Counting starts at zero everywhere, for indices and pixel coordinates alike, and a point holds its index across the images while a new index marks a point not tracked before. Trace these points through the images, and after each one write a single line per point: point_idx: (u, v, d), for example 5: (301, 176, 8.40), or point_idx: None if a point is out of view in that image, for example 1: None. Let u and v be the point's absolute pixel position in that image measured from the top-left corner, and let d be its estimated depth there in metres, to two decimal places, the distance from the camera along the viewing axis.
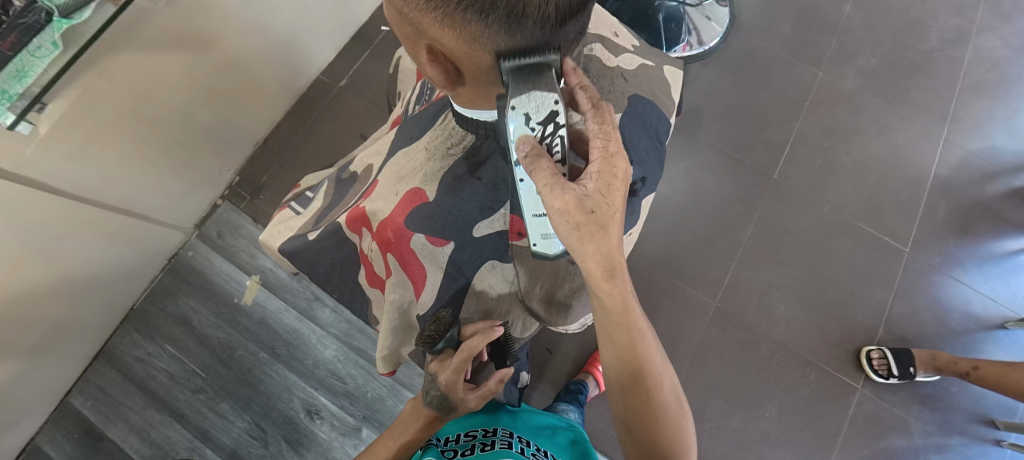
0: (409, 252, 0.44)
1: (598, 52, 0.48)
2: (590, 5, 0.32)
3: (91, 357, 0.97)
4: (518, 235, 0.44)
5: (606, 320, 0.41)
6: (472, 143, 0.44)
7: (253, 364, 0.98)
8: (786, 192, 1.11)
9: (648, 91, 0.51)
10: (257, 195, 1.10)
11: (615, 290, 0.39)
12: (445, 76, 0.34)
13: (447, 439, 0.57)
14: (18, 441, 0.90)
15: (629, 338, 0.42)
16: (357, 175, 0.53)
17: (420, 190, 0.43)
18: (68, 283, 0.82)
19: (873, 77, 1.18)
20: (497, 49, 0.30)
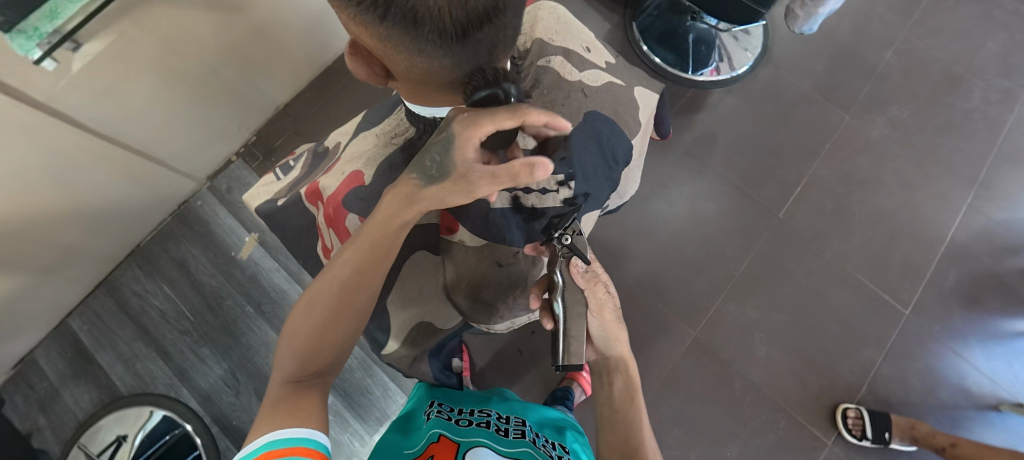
0: (343, 230, 0.49)
1: (557, 65, 0.54)
2: (504, 13, 0.31)
3: (94, 285, 1.03)
4: (447, 230, 0.55)
5: (621, 387, 0.56)
6: (412, 135, 0.49)
7: (239, 316, 1.03)
8: (789, 233, 1.08)
9: (609, 109, 0.55)
10: (269, 157, 1.14)
11: (625, 377, 0.56)
12: (372, 71, 0.35)
13: (459, 411, 0.56)
14: (18, 351, 0.96)
15: (631, 398, 0.54)
16: (327, 151, 0.58)
17: (360, 174, 0.49)
18: (81, 213, 0.88)
19: (903, 129, 1.13)
20: (403, 47, 0.30)
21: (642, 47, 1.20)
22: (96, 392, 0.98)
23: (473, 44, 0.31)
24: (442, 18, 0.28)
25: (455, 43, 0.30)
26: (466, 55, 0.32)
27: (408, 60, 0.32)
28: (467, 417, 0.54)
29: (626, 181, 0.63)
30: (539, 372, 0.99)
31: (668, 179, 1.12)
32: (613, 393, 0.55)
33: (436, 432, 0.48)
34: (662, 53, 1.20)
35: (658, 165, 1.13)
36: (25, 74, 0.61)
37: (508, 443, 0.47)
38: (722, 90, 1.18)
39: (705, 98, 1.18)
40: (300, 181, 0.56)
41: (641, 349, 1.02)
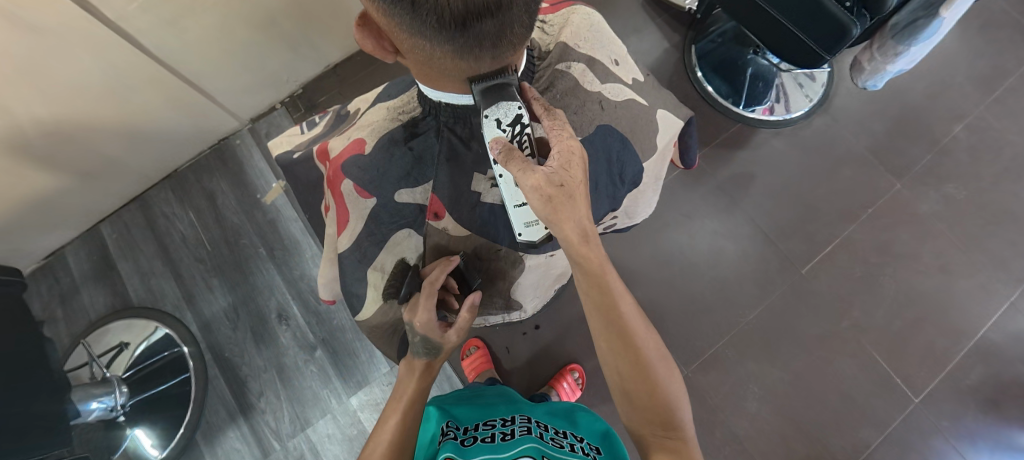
0: (338, 194, 0.50)
1: (576, 72, 0.51)
2: (510, 10, 0.30)
3: (129, 199, 1.10)
4: (434, 215, 0.49)
5: (586, 285, 0.42)
6: (416, 117, 0.50)
7: (251, 256, 1.07)
8: (807, 291, 1.03)
9: (627, 127, 0.52)
10: (310, 111, 1.18)
11: (594, 254, 0.41)
12: (376, 46, 0.35)
13: (466, 427, 0.57)
14: (51, 244, 1.04)
15: (608, 299, 0.42)
16: (348, 114, 0.60)
17: (362, 142, 0.50)
18: (129, 130, 0.94)
19: (956, 209, 1.05)
20: (404, 24, 0.30)
21: (696, 72, 1.17)
22: (111, 297, 1.05)
23: (475, 34, 0.31)
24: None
25: (454, 28, 0.29)
26: (468, 43, 0.31)
27: (410, 39, 0.31)
28: (473, 434, 0.55)
29: (635, 204, 0.63)
30: (521, 374, 0.98)
31: (693, 211, 1.09)
32: (584, 296, 0.43)
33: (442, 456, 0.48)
34: (716, 82, 1.16)
35: (687, 194, 1.10)
36: None
37: (515, 445, 0.49)
38: (770, 131, 1.14)
39: (750, 136, 1.14)
40: (319, 137, 0.59)
41: None
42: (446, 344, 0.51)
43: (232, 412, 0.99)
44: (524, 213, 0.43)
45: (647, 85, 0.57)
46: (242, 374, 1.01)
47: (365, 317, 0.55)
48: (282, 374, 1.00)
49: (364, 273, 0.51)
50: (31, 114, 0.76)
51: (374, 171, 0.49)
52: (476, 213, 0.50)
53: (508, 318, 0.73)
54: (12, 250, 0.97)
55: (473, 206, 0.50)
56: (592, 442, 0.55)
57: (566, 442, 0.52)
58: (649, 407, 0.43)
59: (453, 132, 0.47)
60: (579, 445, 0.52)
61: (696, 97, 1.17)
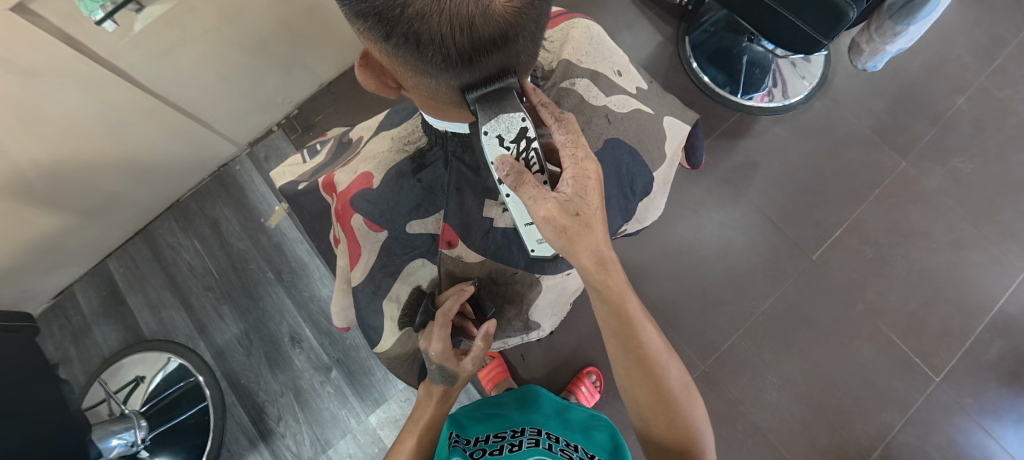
0: (350, 229, 0.50)
1: (581, 89, 0.50)
2: (515, 43, 0.29)
3: (134, 231, 1.10)
4: (447, 244, 0.49)
5: (605, 316, 0.42)
6: (422, 147, 0.49)
7: (260, 281, 1.07)
8: (819, 277, 1.02)
9: (634, 138, 0.52)
10: (307, 131, 1.17)
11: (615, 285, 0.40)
12: (377, 83, 0.34)
13: (476, 439, 0.58)
14: (59, 282, 1.04)
15: (628, 329, 0.42)
16: (350, 141, 0.59)
17: (370, 175, 0.50)
18: (129, 164, 0.94)
19: (964, 184, 1.04)
20: (409, 63, 0.29)
21: (692, 64, 1.16)
22: (123, 331, 1.05)
23: (480, 68, 0.30)
24: (446, 39, 0.27)
25: (460, 65, 0.29)
26: (474, 76, 0.31)
27: (413, 76, 0.31)
28: (483, 446, 0.56)
29: (645, 210, 0.62)
30: (538, 381, 0.98)
31: (699, 204, 1.08)
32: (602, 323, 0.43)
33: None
34: (712, 73, 1.16)
35: (691, 187, 1.09)
36: (89, 31, 0.65)
37: None
38: (771, 118, 1.13)
39: (751, 124, 1.13)
40: (323, 165, 0.58)
41: None
42: (462, 372, 0.50)
43: (253, 438, 0.99)
44: (533, 232, 0.42)
45: (651, 92, 0.57)
46: (259, 399, 1.01)
47: (383, 348, 0.56)
48: (299, 397, 1.00)
49: (379, 303, 0.52)
50: (30, 156, 0.75)
51: (383, 204, 0.49)
52: (489, 238, 0.50)
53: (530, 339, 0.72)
54: (21, 292, 0.97)
55: (486, 232, 0.49)
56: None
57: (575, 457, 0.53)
58: (669, 437, 0.44)
59: (461, 160, 0.47)
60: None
61: (693, 89, 1.16)
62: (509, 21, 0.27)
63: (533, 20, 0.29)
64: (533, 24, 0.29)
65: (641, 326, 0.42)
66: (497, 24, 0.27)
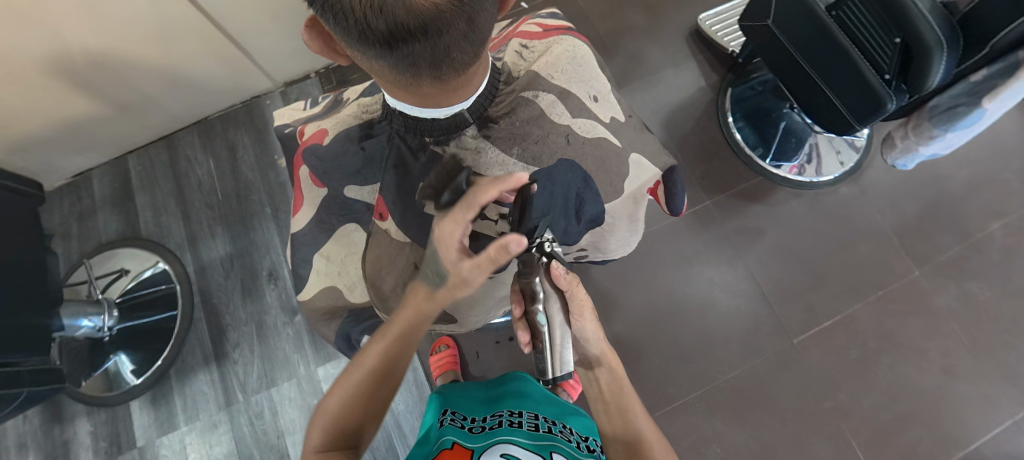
0: (298, 179, 0.56)
1: (542, 102, 0.52)
2: (437, 36, 0.30)
3: (158, 137, 1.16)
4: (378, 215, 0.52)
5: (607, 390, 0.51)
6: (374, 118, 0.52)
7: (257, 213, 1.11)
8: (794, 362, 0.99)
9: (594, 166, 0.53)
10: (341, 86, 1.19)
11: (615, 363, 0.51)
12: (325, 51, 0.36)
13: (473, 418, 0.61)
14: (81, 165, 1.11)
15: (622, 402, 0.50)
16: (342, 100, 0.61)
17: (325, 133, 0.54)
18: (170, 75, 0.98)
19: (976, 311, 0.99)
20: (338, 34, 0.31)
21: (727, 117, 1.14)
22: (124, 225, 1.11)
23: (406, 55, 0.31)
24: (362, 17, 0.28)
25: (381, 46, 0.30)
26: (400, 60, 0.32)
27: (347, 47, 0.32)
28: (481, 424, 0.59)
29: (603, 240, 0.63)
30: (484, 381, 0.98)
31: (694, 256, 1.06)
32: (604, 403, 0.50)
33: (449, 440, 0.53)
34: (745, 131, 1.13)
35: (690, 237, 1.07)
36: None
37: (521, 438, 0.53)
38: (792, 191, 1.10)
39: (770, 192, 1.10)
40: (317, 116, 0.61)
41: None
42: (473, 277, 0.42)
43: (208, 357, 1.03)
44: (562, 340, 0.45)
45: (628, 125, 0.57)
46: (224, 322, 1.05)
47: (306, 297, 0.59)
48: (260, 331, 1.03)
49: (317, 256, 0.57)
50: (81, 43, 0.81)
51: (327, 162, 0.52)
52: (419, 221, 0.51)
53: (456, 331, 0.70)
54: (44, 164, 1.04)
55: (417, 215, 0.51)
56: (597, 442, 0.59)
57: (572, 438, 0.56)
58: None
59: (405, 139, 0.49)
60: (585, 444, 0.56)
61: (722, 142, 1.14)
62: (428, 13, 0.28)
63: (462, 18, 0.30)
64: (463, 23, 0.30)
65: (633, 402, 0.50)
66: (413, 14, 0.27)
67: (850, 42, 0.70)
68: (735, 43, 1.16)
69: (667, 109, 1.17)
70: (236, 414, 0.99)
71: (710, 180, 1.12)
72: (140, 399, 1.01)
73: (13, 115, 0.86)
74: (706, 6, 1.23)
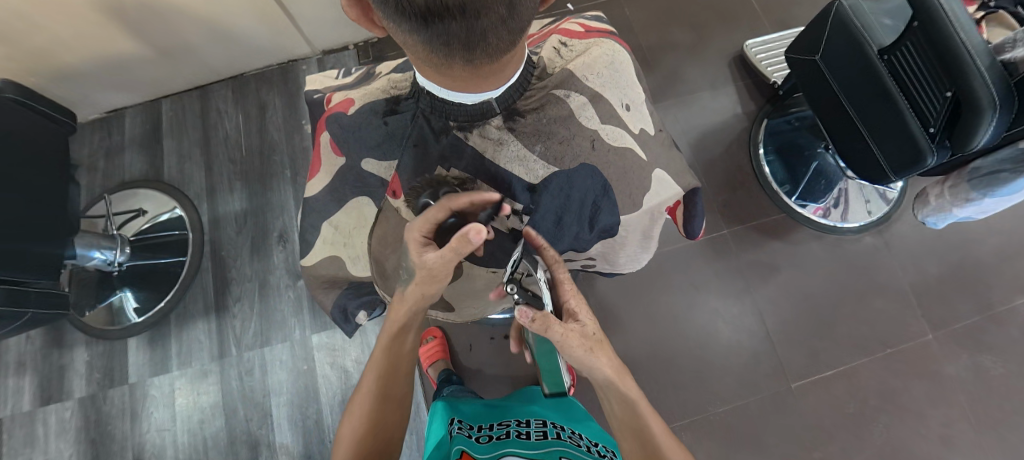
0: (319, 145, 0.56)
1: (571, 102, 0.51)
2: (473, 18, 0.29)
3: (193, 86, 1.17)
4: (392, 193, 0.52)
5: (619, 411, 0.49)
6: (401, 95, 0.51)
7: (277, 174, 1.12)
8: (789, 407, 0.97)
9: (614, 175, 0.52)
10: (377, 61, 1.19)
11: (627, 384, 0.49)
12: (361, 20, 0.36)
13: (481, 427, 0.63)
14: (116, 102, 1.14)
15: (638, 422, 0.48)
16: (374, 73, 0.62)
17: (351, 103, 0.54)
18: (213, 30, 0.99)
19: (986, 386, 0.95)
20: (376, 4, 0.31)
21: (759, 148, 1.11)
22: (148, 167, 1.14)
23: (440, 34, 0.31)
24: None
25: (417, 21, 0.30)
26: (434, 39, 0.31)
27: (384, 19, 0.32)
28: (488, 433, 0.61)
29: (612, 252, 0.62)
30: (473, 375, 0.98)
31: (702, 283, 1.04)
32: (620, 422, 0.49)
33: (458, 448, 0.54)
34: (775, 165, 1.10)
35: (702, 264, 1.05)
36: None
37: (532, 446, 0.55)
38: (813, 233, 1.07)
39: (791, 230, 1.07)
40: (347, 87, 0.61)
41: None
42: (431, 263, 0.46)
43: (208, 307, 1.05)
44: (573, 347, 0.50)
45: (656, 139, 0.56)
46: (229, 275, 1.06)
47: (309, 264, 0.59)
48: (262, 289, 1.05)
49: (326, 223, 0.57)
50: None
51: (349, 131, 0.53)
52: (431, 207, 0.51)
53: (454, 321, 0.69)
54: (81, 96, 1.06)
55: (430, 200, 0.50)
56: (606, 445, 0.61)
57: (581, 443, 0.58)
58: None
59: (428, 120, 0.48)
60: (594, 448, 0.58)
61: (749, 172, 1.11)
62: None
63: (501, 3, 0.29)
64: (503, 8, 0.30)
65: (652, 423, 0.48)
66: None
67: (899, 90, 0.68)
68: (780, 74, 1.13)
69: (698, 131, 1.15)
70: (227, 367, 1.00)
71: (731, 209, 1.09)
72: (139, 337, 1.03)
73: (60, 46, 0.89)
74: (755, 33, 1.20)
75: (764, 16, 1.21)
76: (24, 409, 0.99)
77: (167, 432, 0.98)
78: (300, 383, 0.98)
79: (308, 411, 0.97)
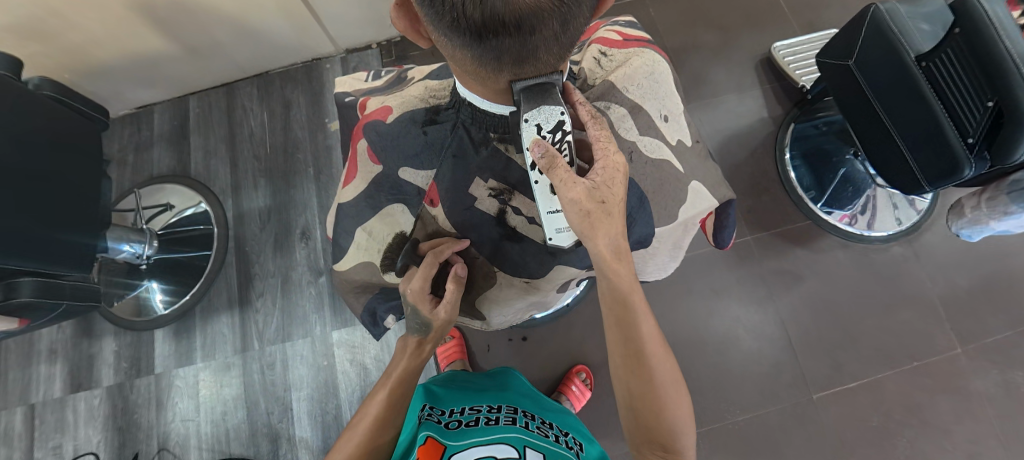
0: (357, 151, 0.57)
1: (612, 114, 0.53)
2: (527, 33, 0.29)
3: (219, 83, 1.19)
4: (429, 201, 0.53)
5: (608, 301, 0.47)
6: (441, 105, 0.54)
7: (300, 172, 1.14)
8: (810, 418, 0.95)
9: (649, 186, 0.53)
10: (399, 61, 1.18)
11: (620, 269, 0.46)
12: (409, 32, 0.36)
13: (451, 409, 0.61)
14: (146, 98, 1.16)
15: (629, 317, 0.46)
16: (405, 79, 0.63)
17: (389, 110, 0.56)
18: (241, 28, 1.00)
19: (1018, 404, 0.92)
20: (428, 18, 0.31)
21: (785, 154, 1.09)
22: (175, 162, 1.16)
23: (491, 49, 0.31)
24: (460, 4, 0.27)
25: (470, 36, 0.30)
26: (484, 53, 0.31)
27: (434, 32, 0.32)
28: (458, 417, 0.59)
29: (643, 262, 0.62)
30: None
31: (724, 289, 1.03)
32: (606, 311, 0.48)
33: (425, 435, 0.53)
34: (801, 171, 1.08)
35: (723, 270, 1.04)
36: None
37: (503, 436, 0.54)
38: (839, 241, 1.04)
39: (816, 238, 1.05)
40: (379, 91, 0.63)
41: (592, 421, 0.95)
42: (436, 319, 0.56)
43: (232, 301, 1.07)
44: (555, 220, 0.46)
45: (693, 151, 0.57)
46: (252, 271, 1.08)
47: (343, 268, 0.59)
48: (285, 285, 1.06)
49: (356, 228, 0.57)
50: None
51: (387, 140, 0.54)
52: (468, 214, 0.54)
53: (489, 329, 0.70)
54: (112, 92, 1.09)
55: (467, 209, 0.53)
56: (575, 435, 0.60)
57: (549, 435, 0.57)
58: (654, 426, 0.48)
59: (469, 129, 0.51)
60: (563, 439, 0.57)
61: (774, 178, 1.09)
62: (525, 10, 0.27)
63: (557, 20, 0.29)
64: (556, 24, 0.29)
65: (642, 320, 0.47)
66: (510, 8, 0.27)
67: (937, 98, 0.65)
68: (808, 78, 1.11)
69: (723, 135, 1.13)
70: (249, 360, 1.02)
71: (754, 215, 1.08)
72: (164, 329, 1.06)
73: (93, 42, 0.91)
74: (783, 35, 1.18)
75: (794, 19, 1.18)
76: (55, 395, 1.02)
77: (191, 422, 1.00)
78: (320, 379, 1.00)
79: (327, 406, 0.98)
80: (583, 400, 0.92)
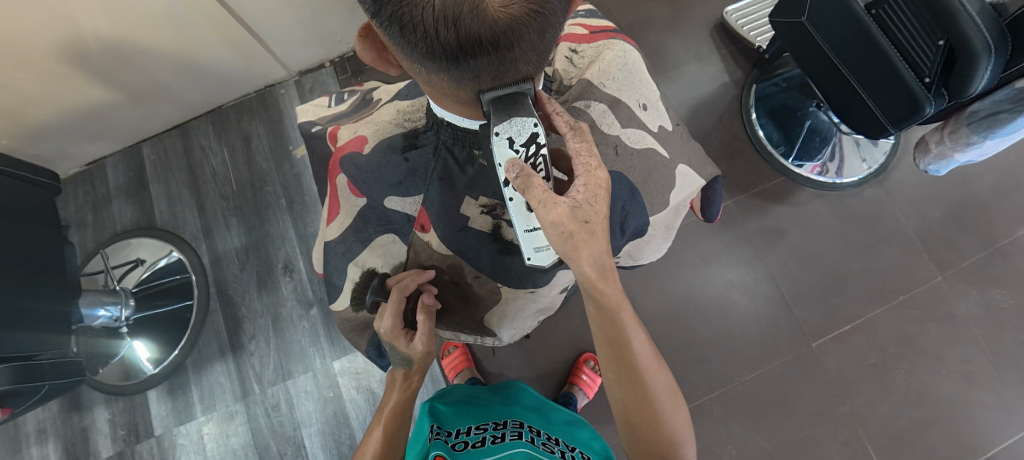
0: (336, 185, 0.56)
1: (594, 113, 0.53)
2: (508, 48, 0.29)
3: (171, 125, 1.14)
4: (421, 227, 0.54)
5: (600, 321, 0.46)
6: (419, 128, 0.54)
7: (272, 205, 1.10)
8: (813, 366, 0.98)
9: (638, 177, 0.54)
10: (356, 76, 1.14)
11: (606, 289, 0.45)
12: (375, 61, 0.35)
13: (458, 431, 0.60)
14: (95, 152, 1.10)
15: (621, 335, 0.47)
16: (371, 100, 0.65)
17: (365, 140, 0.56)
18: (187, 65, 0.96)
19: (998, 319, 0.97)
20: (400, 48, 0.30)
21: (751, 114, 1.11)
22: (139, 214, 1.11)
23: (471, 67, 0.31)
24: (432, 30, 0.27)
25: (448, 60, 0.30)
26: (465, 73, 0.32)
27: (405, 59, 0.32)
28: (465, 438, 0.58)
29: (640, 250, 0.63)
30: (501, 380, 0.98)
31: (713, 255, 1.05)
32: (598, 330, 0.47)
33: (434, 454, 0.52)
34: (768, 128, 1.10)
35: (710, 238, 1.06)
36: None
37: (509, 451, 0.53)
38: (815, 192, 1.07)
39: (793, 192, 1.07)
40: (347, 116, 0.64)
41: (607, 406, 0.96)
42: (415, 353, 0.53)
43: (224, 348, 1.03)
44: (535, 239, 0.44)
45: (675, 134, 0.59)
46: (240, 314, 1.05)
47: (339, 308, 0.58)
48: (276, 324, 1.03)
49: (343, 260, 0.56)
50: (95, 28, 0.77)
51: (368, 172, 0.54)
52: (463, 235, 0.54)
53: (502, 344, 0.69)
54: (58, 151, 1.03)
55: (462, 228, 0.54)
56: (584, 451, 0.59)
57: (556, 451, 0.56)
58: (653, 436, 0.50)
59: (451, 150, 0.51)
60: (569, 455, 0.56)
61: (743, 140, 1.11)
62: (501, 26, 0.27)
63: (535, 31, 0.29)
64: (534, 36, 0.30)
65: (633, 338, 0.47)
66: (487, 25, 0.27)
67: (890, 46, 0.67)
68: (762, 38, 1.13)
69: (689, 104, 1.14)
70: (252, 405, 0.99)
71: (731, 179, 1.10)
72: (157, 388, 1.01)
73: (27, 103, 0.85)
74: None
75: None
76: None
77: None
78: (329, 411, 0.98)
79: (341, 437, 0.97)
80: (594, 387, 0.93)
